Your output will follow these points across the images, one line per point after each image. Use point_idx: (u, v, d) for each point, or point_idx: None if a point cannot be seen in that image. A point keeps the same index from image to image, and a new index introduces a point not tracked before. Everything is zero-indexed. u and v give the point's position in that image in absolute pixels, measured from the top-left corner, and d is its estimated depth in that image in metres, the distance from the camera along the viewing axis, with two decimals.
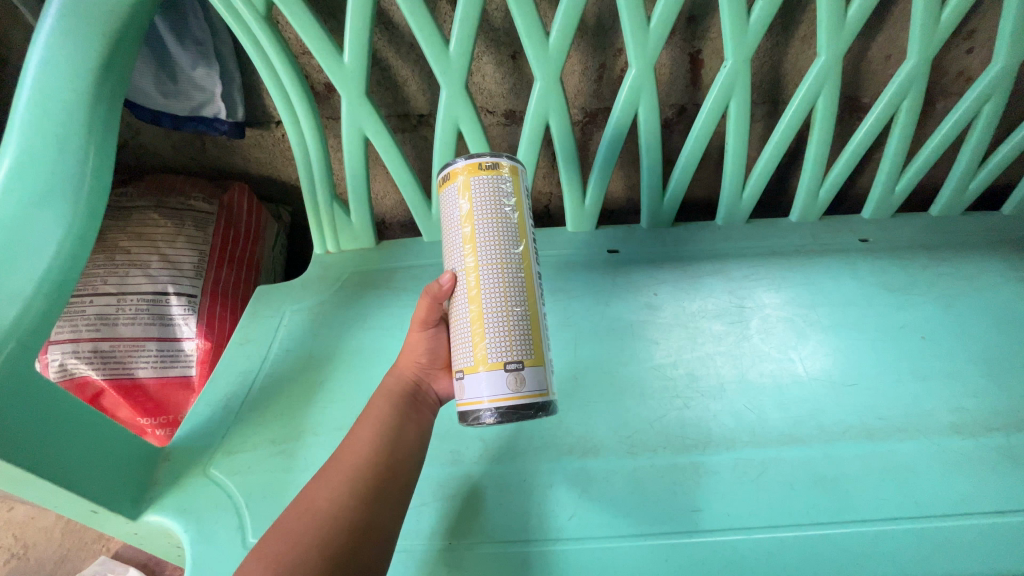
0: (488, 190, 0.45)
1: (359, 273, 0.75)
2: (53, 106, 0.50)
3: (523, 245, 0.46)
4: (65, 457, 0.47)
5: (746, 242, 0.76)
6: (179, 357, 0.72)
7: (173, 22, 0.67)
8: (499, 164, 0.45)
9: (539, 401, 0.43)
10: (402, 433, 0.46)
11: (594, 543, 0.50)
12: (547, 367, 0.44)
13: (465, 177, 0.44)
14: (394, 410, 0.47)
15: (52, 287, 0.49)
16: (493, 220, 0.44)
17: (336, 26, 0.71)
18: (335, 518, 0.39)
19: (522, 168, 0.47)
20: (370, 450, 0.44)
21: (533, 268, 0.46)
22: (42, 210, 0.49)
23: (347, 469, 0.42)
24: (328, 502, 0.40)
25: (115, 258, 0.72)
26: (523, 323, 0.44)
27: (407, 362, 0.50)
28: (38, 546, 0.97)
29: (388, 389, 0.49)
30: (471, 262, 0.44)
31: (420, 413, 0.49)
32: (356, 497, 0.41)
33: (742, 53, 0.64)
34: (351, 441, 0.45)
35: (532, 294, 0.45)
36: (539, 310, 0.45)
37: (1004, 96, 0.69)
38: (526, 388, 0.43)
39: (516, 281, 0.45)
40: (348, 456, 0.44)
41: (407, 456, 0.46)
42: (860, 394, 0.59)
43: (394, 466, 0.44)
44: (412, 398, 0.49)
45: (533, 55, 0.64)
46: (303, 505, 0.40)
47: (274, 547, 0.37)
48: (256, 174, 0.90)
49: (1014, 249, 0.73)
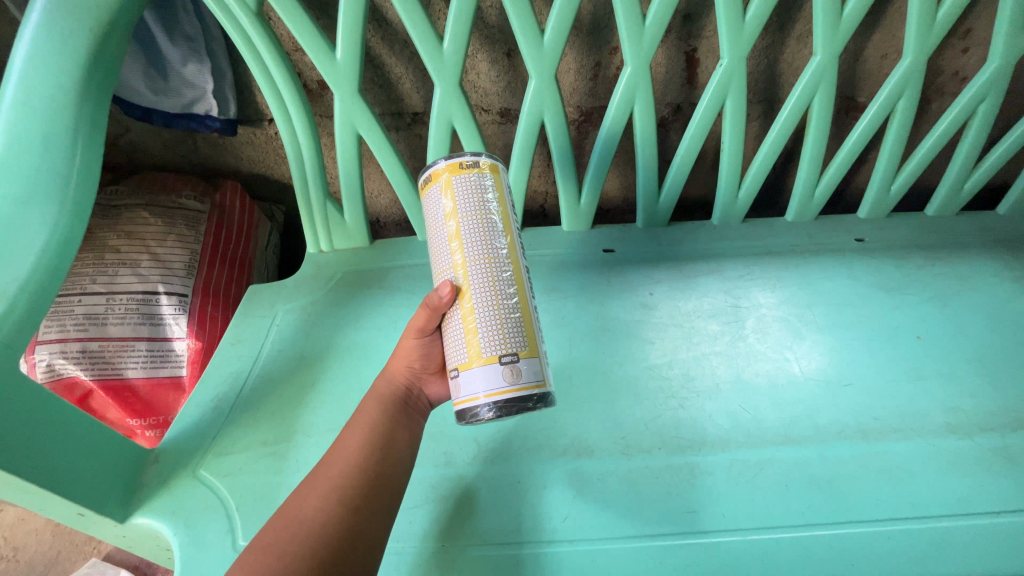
0: (471, 189, 0.44)
1: (352, 272, 0.74)
2: (40, 105, 0.50)
3: (508, 239, 0.45)
4: (50, 458, 0.46)
5: (741, 241, 0.75)
6: (169, 358, 0.71)
7: (162, 17, 0.66)
8: (483, 164, 0.45)
9: (542, 392, 0.43)
10: (391, 439, 0.46)
11: (589, 545, 0.50)
12: (542, 359, 0.43)
13: (446, 177, 0.44)
14: (385, 415, 0.47)
15: (39, 285, 0.48)
16: (476, 215, 0.44)
17: (328, 22, 0.71)
18: (322, 527, 0.38)
19: (502, 166, 0.47)
20: (358, 457, 0.43)
21: (521, 262, 0.45)
22: (29, 207, 0.48)
23: (334, 477, 0.42)
24: (315, 511, 0.39)
25: (105, 258, 0.71)
26: (515, 316, 0.43)
27: (399, 367, 0.49)
28: (28, 549, 0.96)
29: (379, 393, 0.49)
30: (459, 258, 0.44)
31: (411, 416, 0.49)
32: (343, 506, 0.40)
33: (738, 51, 0.64)
34: (338, 447, 0.44)
35: (523, 288, 0.45)
36: (530, 302, 0.45)
37: (999, 96, 0.69)
38: (523, 380, 0.42)
39: (505, 275, 0.44)
40: (335, 463, 0.43)
41: (396, 461, 0.45)
42: (855, 394, 0.59)
43: (383, 470, 0.43)
44: (403, 403, 0.49)
45: (526, 53, 0.63)
46: (289, 514, 0.40)
47: (260, 559, 0.36)
48: (249, 172, 0.89)
49: (1008, 248, 0.73)
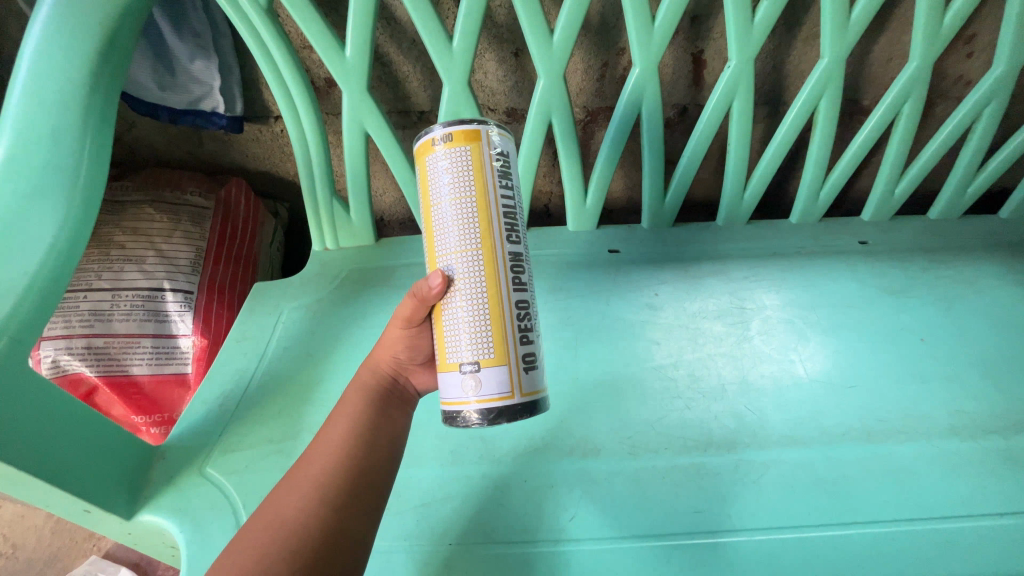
0: (439, 170, 0.41)
1: (359, 269, 0.75)
2: (47, 99, 0.49)
3: (483, 228, 0.41)
4: (59, 456, 0.46)
5: (746, 243, 0.76)
6: (174, 354, 0.71)
7: (171, 13, 0.66)
8: (457, 134, 0.40)
9: (527, 402, 0.40)
10: (377, 432, 0.44)
11: (596, 544, 0.50)
12: (512, 367, 0.40)
13: (422, 159, 0.42)
14: (369, 406, 0.46)
15: (48, 280, 0.48)
16: (446, 203, 0.41)
17: (337, 20, 0.70)
18: (304, 530, 0.36)
19: (489, 130, 0.41)
20: (343, 452, 0.42)
21: (497, 254, 0.41)
22: (37, 202, 0.48)
23: (316, 475, 0.40)
24: (296, 512, 0.37)
25: (110, 254, 0.71)
26: (479, 319, 0.40)
27: (384, 357, 0.48)
28: (27, 546, 0.96)
29: (360, 383, 0.47)
30: (433, 250, 0.42)
31: (397, 405, 0.48)
32: (329, 504, 0.38)
33: (746, 54, 0.64)
34: (322, 442, 0.43)
35: (494, 284, 0.41)
36: (500, 302, 0.41)
37: (1004, 101, 0.69)
38: (486, 391, 0.39)
39: (472, 270, 0.40)
40: (317, 458, 0.41)
41: (383, 454, 0.43)
42: (860, 396, 0.59)
43: (370, 466, 0.42)
44: (388, 393, 0.48)
45: (536, 53, 0.63)
46: (269, 514, 0.38)
47: (237, 562, 0.35)
48: (254, 169, 0.89)
49: (1011, 252, 0.74)
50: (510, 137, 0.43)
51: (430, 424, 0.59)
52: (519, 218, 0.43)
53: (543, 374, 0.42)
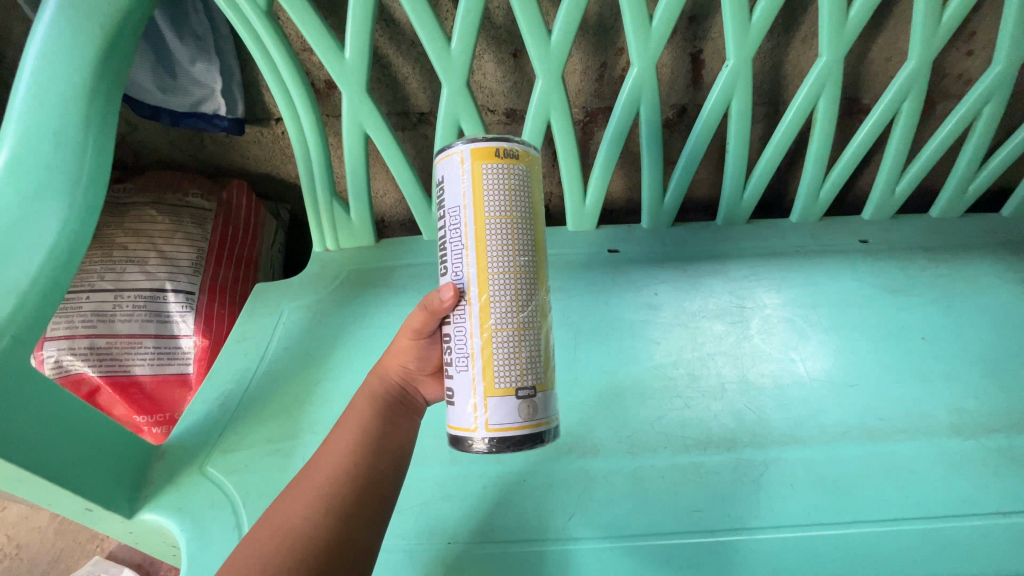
0: None
1: (358, 270, 0.75)
2: (49, 105, 0.50)
3: None
4: (60, 454, 0.47)
5: (747, 242, 0.76)
6: (176, 354, 0.72)
7: (172, 16, 0.67)
8: None
9: (460, 435, 0.40)
10: (383, 440, 0.44)
11: (597, 543, 0.50)
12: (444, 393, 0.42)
13: None
14: (376, 413, 0.45)
15: (52, 278, 0.48)
16: None
17: (336, 21, 0.71)
18: (308, 540, 0.36)
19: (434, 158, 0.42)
20: (347, 460, 0.41)
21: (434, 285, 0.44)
22: (42, 201, 0.48)
23: (321, 483, 0.40)
24: (300, 521, 0.37)
25: (113, 255, 0.71)
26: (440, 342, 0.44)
27: (393, 364, 0.48)
28: (32, 546, 0.97)
29: (371, 389, 0.47)
30: None
31: (403, 415, 0.47)
32: (332, 514, 0.38)
33: (744, 53, 0.64)
34: (326, 449, 0.42)
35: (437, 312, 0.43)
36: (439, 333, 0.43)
37: (1004, 98, 0.69)
38: None
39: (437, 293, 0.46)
40: (324, 465, 0.41)
41: (387, 462, 0.43)
42: (860, 394, 0.59)
43: (375, 473, 0.42)
44: (396, 400, 0.47)
45: (535, 53, 0.63)
46: (273, 522, 0.38)
47: (238, 566, 0.35)
48: (255, 171, 0.90)
49: (1013, 250, 0.74)
50: (450, 154, 0.40)
51: (428, 424, 0.59)
52: (451, 245, 0.40)
53: (463, 413, 0.39)
